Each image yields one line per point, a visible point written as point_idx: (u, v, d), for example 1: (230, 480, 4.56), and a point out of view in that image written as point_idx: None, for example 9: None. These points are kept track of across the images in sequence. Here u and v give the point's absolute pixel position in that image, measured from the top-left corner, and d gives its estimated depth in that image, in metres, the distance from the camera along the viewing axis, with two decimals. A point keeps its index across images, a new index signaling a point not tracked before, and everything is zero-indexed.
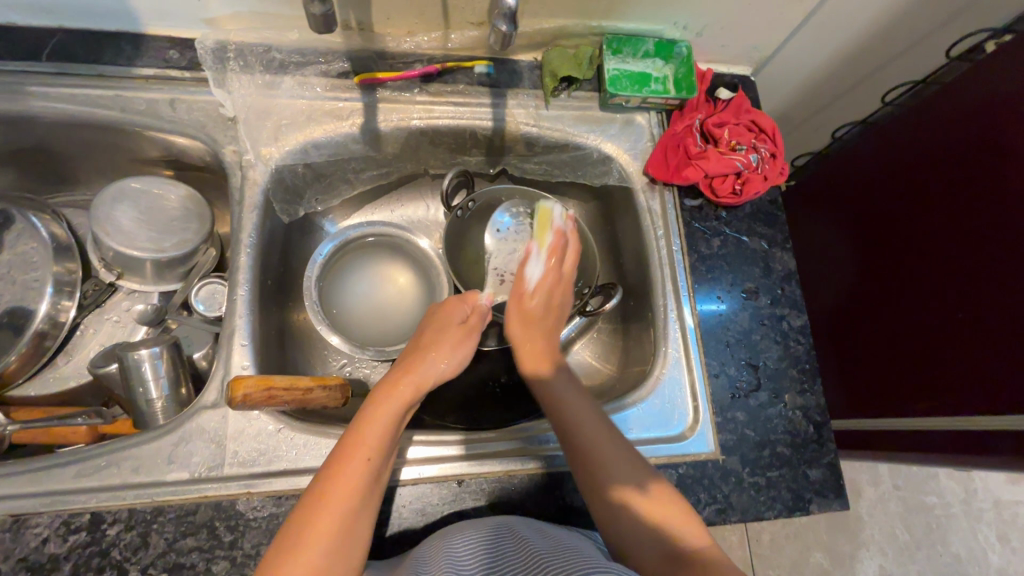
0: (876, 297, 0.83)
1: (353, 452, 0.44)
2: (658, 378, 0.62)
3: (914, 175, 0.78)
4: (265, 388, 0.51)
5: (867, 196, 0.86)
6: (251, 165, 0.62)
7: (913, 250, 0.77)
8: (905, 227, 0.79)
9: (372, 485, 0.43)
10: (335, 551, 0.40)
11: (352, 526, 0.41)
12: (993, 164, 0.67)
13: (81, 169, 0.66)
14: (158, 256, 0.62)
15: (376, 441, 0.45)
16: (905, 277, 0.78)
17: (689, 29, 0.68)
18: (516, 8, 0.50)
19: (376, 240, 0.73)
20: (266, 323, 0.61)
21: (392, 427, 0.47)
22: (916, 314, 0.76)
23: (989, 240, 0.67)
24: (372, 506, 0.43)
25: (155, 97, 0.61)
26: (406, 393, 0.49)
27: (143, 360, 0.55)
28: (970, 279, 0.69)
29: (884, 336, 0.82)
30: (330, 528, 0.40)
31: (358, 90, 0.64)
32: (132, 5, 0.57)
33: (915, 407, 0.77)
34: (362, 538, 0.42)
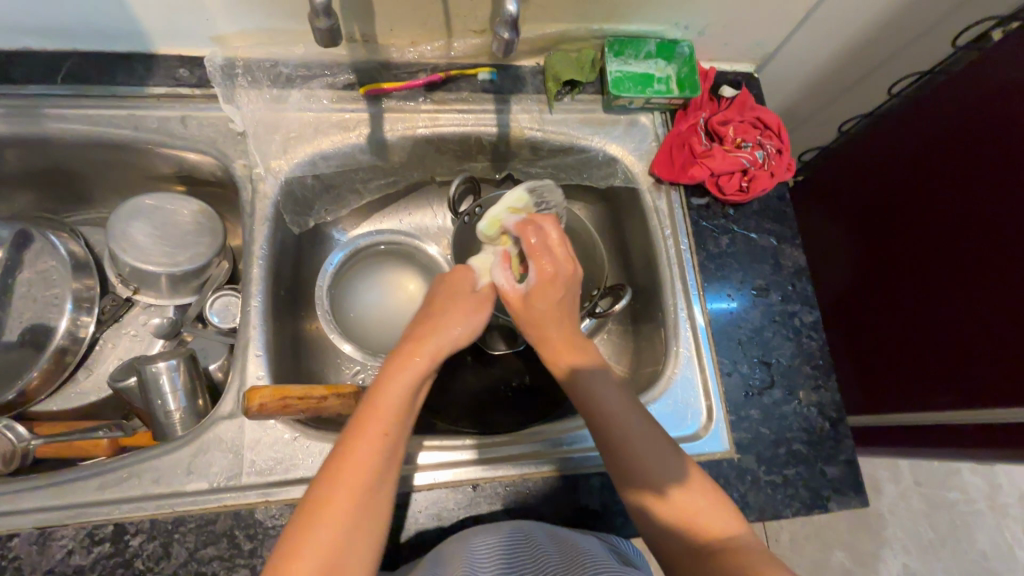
0: (897, 289, 0.81)
1: (368, 429, 0.43)
2: (670, 378, 0.62)
3: (931, 163, 0.76)
4: (280, 397, 0.51)
5: (884, 188, 0.84)
6: (262, 178, 0.63)
7: (919, 241, 0.77)
8: (922, 214, 0.77)
9: (388, 461, 0.42)
10: (354, 528, 0.39)
11: (370, 501, 0.41)
12: (996, 162, 0.67)
13: (97, 186, 0.68)
14: (173, 271, 0.63)
15: (388, 414, 0.44)
16: (922, 266, 0.77)
17: (691, 29, 0.68)
18: (517, 14, 0.49)
19: (386, 247, 0.75)
20: (279, 333, 0.62)
21: (407, 398, 0.45)
22: (926, 306, 0.76)
23: (1003, 230, 0.66)
24: (388, 486, 0.42)
25: (167, 115, 0.62)
26: (419, 366, 0.47)
27: (161, 373, 0.56)
28: (994, 266, 0.68)
29: (905, 329, 0.80)
30: (346, 508, 0.40)
31: (364, 102, 0.65)
32: (144, 26, 0.59)
33: (936, 400, 0.75)
34: (383, 512, 0.42)
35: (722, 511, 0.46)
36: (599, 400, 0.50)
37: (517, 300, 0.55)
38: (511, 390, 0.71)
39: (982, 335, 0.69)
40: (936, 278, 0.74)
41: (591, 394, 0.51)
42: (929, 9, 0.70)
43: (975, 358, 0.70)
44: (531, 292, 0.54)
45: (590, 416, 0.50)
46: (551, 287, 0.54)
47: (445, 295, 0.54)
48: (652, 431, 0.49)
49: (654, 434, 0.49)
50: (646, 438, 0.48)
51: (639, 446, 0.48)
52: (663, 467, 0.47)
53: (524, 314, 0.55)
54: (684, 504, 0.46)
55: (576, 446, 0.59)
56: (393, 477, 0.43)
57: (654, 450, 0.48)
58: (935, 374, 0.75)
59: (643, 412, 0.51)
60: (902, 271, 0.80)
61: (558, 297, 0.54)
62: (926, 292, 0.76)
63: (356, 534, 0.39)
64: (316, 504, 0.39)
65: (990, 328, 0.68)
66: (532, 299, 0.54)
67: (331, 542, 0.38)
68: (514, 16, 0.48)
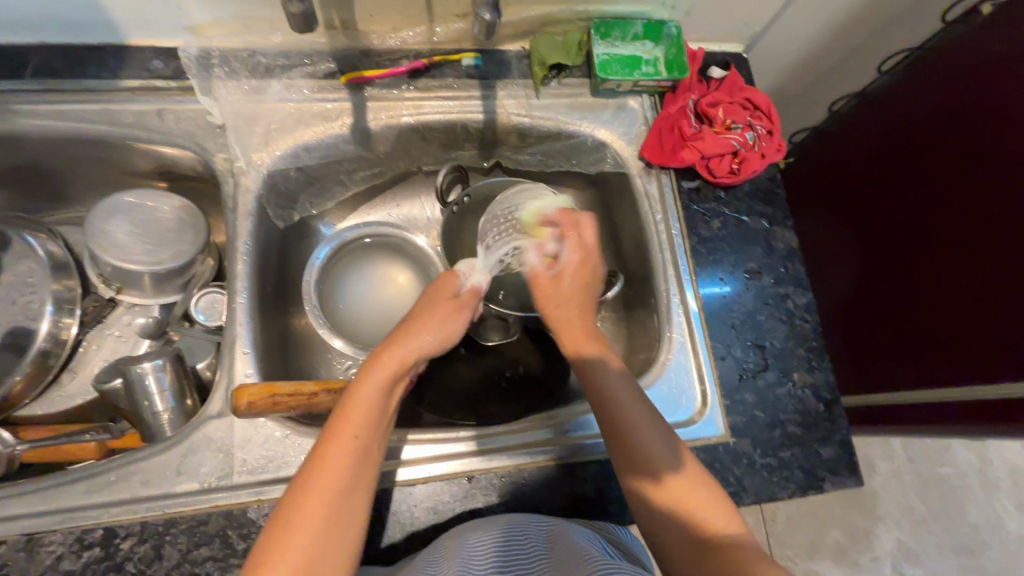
0: (894, 271, 0.80)
1: (340, 434, 0.43)
2: (664, 364, 0.62)
3: (925, 143, 0.75)
4: (269, 394, 0.51)
5: (875, 168, 0.84)
6: (243, 172, 0.61)
7: (915, 218, 0.77)
8: (916, 196, 0.76)
9: (362, 462, 0.42)
10: (331, 531, 0.39)
11: (345, 504, 0.40)
12: (993, 136, 0.66)
13: (73, 184, 0.66)
14: (156, 269, 0.63)
15: (359, 418, 0.44)
16: (917, 248, 0.76)
17: (678, 8, 0.67)
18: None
19: (372, 240, 0.73)
20: (267, 329, 0.61)
21: (381, 400, 0.45)
22: (925, 284, 0.75)
23: (1002, 207, 0.65)
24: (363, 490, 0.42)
25: (142, 108, 0.60)
26: (389, 369, 0.47)
27: (147, 373, 0.55)
28: (991, 243, 0.67)
29: (902, 311, 0.79)
30: (316, 513, 0.39)
31: (346, 91, 0.64)
32: (114, 15, 0.57)
33: (935, 381, 0.75)
34: (358, 517, 0.41)
35: (722, 508, 0.45)
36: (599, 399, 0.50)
37: (546, 284, 0.59)
38: (505, 380, 0.70)
39: (981, 317, 0.68)
40: (933, 260, 0.74)
41: (595, 385, 0.51)
42: None
43: (973, 340, 0.69)
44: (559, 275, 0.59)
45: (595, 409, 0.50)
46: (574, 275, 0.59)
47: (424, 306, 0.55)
48: (647, 421, 0.49)
49: (652, 423, 0.49)
50: (644, 427, 0.48)
51: (638, 432, 0.47)
52: (654, 456, 0.46)
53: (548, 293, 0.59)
54: (683, 492, 0.45)
55: (572, 435, 0.58)
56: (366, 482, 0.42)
57: (656, 442, 0.47)
58: (932, 355, 0.75)
59: (641, 401, 0.50)
60: (898, 251, 0.80)
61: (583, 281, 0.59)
62: (925, 270, 0.75)
63: (328, 541, 0.38)
64: (289, 509, 0.39)
65: (988, 302, 0.68)
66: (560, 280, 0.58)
67: (306, 542, 0.38)
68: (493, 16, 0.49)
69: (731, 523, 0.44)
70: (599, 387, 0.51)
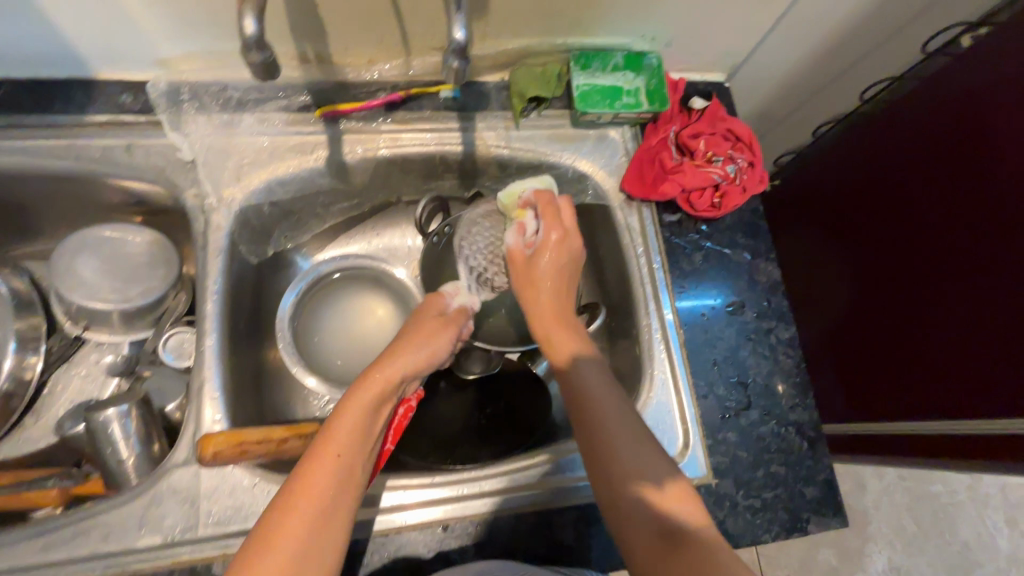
0: (879, 294, 0.79)
1: (325, 449, 0.42)
2: (646, 402, 0.60)
3: (913, 164, 0.74)
4: (235, 443, 0.50)
5: (861, 191, 0.82)
6: (214, 209, 0.59)
7: (900, 241, 0.75)
8: (903, 216, 0.75)
9: (348, 479, 0.41)
10: (312, 546, 0.38)
11: (327, 525, 0.39)
12: (979, 158, 0.65)
13: (38, 218, 0.64)
14: (125, 307, 0.61)
15: (346, 435, 0.43)
16: (901, 260, 0.75)
17: (657, 41, 0.67)
18: (465, 42, 0.43)
19: (342, 274, 0.71)
20: (238, 369, 0.59)
21: (366, 418, 0.45)
22: (913, 310, 0.74)
23: (991, 230, 0.64)
24: (348, 508, 0.41)
25: (111, 143, 0.58)
26: (373, 391, 0.47)
27: (111, 420, 0.53)
28: (979, 266, 0.66)
29: (884, 325, 0.78)
30: (298, 528, 0.38)
31: (321, 124, 0.63)
32: (81, 50, 0.55)
33: (922, 403, 0.73)
34: (340, 536, 0.40)
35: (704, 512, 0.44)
36: (584, 404, 0.48)
37: (521, 262, 0.60)
38: (484, 417, 0.66)
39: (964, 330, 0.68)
40: (920, 283, 0.72)
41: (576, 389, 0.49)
42: None
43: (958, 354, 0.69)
44: (536, 255, 0.59)
45: (575, 415, 0.48)
46: (553, 252, 0.58)
47: (411, 328, 0.57)
48: (614, 409, 0.47)
49: (632, 425, 0.47)
50: (630, 435, 0.46)
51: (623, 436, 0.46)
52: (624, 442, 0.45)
53: (522, 275, 0.59)
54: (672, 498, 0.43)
55: (553, 477, 0.56)
56: (352, 500, 0.41)
57: (639, 454, 0.45)
58: (923, 376, 0.73)
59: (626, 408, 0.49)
60: (883, 275, 0.78)
61: (561, 262, 0.58)
62: (911, 295, 0.74)
63: (309, 558, 0.37)
64: (271, 525, 0.38)
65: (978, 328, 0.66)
66: (535, 259, 0.58)
67: (286, 560, 0.36)
68: (462, 45, 0.43)
69: (697, 507, 0.44)
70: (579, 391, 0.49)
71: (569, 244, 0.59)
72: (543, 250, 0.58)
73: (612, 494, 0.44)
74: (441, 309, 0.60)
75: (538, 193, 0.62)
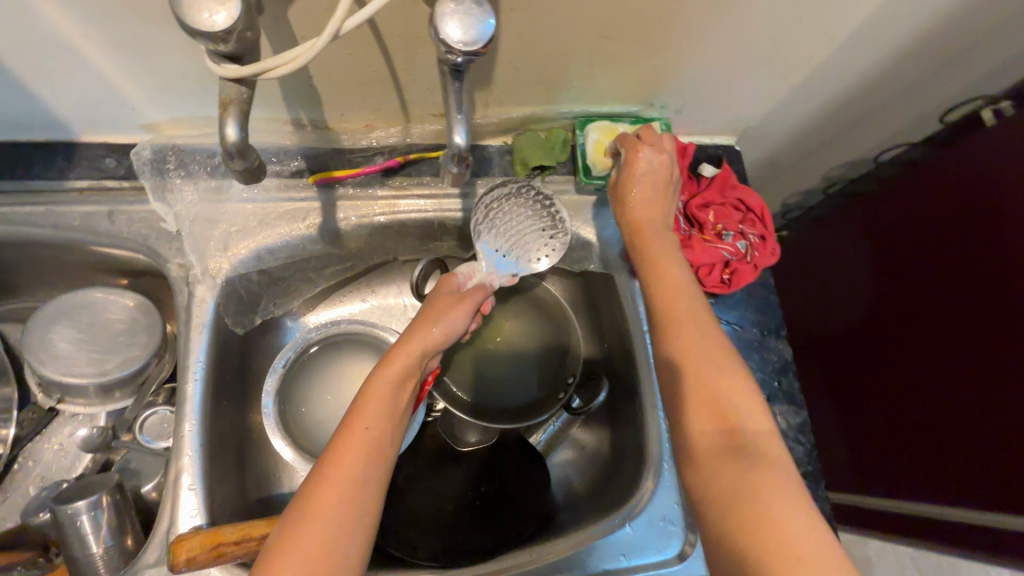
0: (889, 351, 0.81)
1: (353, 428, 0.44)
2: (648, 494, 0.58)
3: (925, 231, 0.76)
4: (211, 546, 0.46)
5: (878, 254, 0.84)
6: (199, 280, 0.56)
7: (911, 299, 0.78)
8: (915, 276, 0.77)
9: (374, 457, 0.43)
10: (344, 520, 0.39)
11: (358, 505, 0.40)
12: (991, 228, 0.67)
13: (13, 281, 0.61)
14: (102, 379, 0.58)
15: (374, 414, 0.45)
16: (909, 327, 0.78)
17: (667, 107, 0.64)
18: (465, 147, 0.43)
19: (319, 347, 0.67)
20: (220, 451, 0.56)
21: (392, 398, 0.46)
22: (922, 373, 0.75)
23: (1001, 302, 0.65)
24: (376, 484, 0.42)
25: (92, 210, 0.56)
26: (397, 368, 0.48)
27: (79, 514, 0.50)
28: (987, 339, 0.67)
29: (890, 378, 0.81)
30: (329, 505, 0.40)
31: (315, 189, 0.60)
32: (62, 116, 0.53)
33: (926, 472, 0.73)
34: (371, 511, 0.41)
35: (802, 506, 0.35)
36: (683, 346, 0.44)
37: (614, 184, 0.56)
38: (479, 497, 0.63)
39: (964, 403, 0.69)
40: (931, 349, 0.74)
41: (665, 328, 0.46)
42: (916, 77, 0.66)
43: (960, 427, 0.69)
44: (629, 173, 0.54)
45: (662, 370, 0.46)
46: (647, 177, 0.54)
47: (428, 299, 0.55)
48: (699, 325, 0.46)
49: (739, 385, 0.42)
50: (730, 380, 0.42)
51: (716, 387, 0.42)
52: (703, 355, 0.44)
53: (614, 195, 0.55)
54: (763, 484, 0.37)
55: None
56: (380, 479, 0.43)
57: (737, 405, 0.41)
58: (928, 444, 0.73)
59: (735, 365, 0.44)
60: (895, 334, 0.80)
61: (662, 191, 0.54)
62: (920, 358, 0.75)
63: (340, 533, 0.39)
64: (304, 502, 0.40)
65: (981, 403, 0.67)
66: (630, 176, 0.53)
67: (319, 536, 0.38)
68: (464, 150, 0.42)
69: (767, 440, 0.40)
70: (670, 333, 0.46)
71: (667, 171, 0.54)
72: (633, 151, 0.54)
73: (675, 388, 0.44)
74: (454, 288, 0.56)
75: (626, 135, 0.57)
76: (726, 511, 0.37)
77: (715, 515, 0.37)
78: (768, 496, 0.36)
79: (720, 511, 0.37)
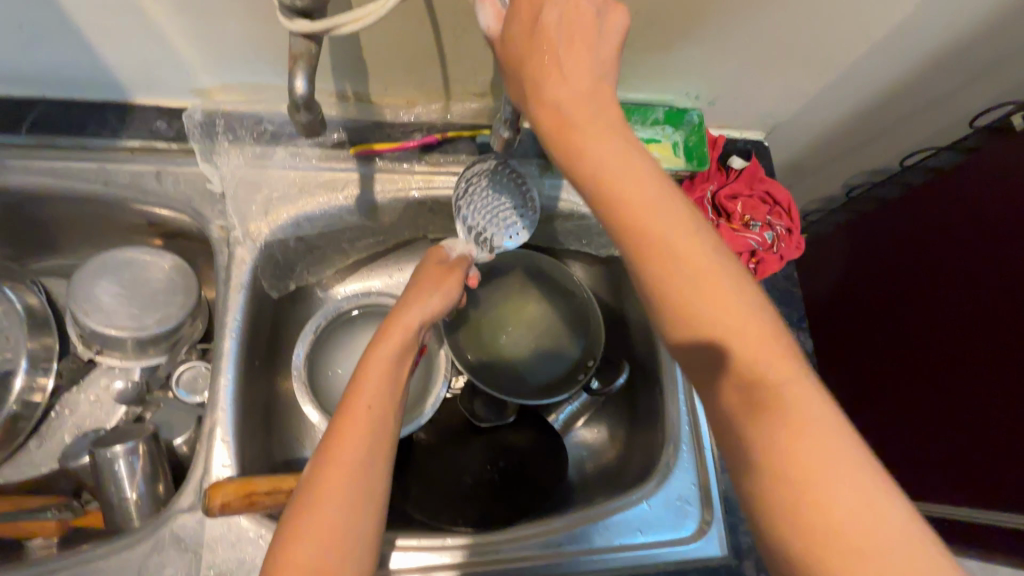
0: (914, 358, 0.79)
1: (353, 407, 0.42)
2: (667, 473, 0.59)
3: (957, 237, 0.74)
4: (244, 493, 0.48)
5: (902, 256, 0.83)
6: (240, 242, 0.58)
7: (942, 305, 0.75)
8: (943, 281, 0.75)
9: (378, 434, 0.41)
10: (354, 501, 0.38)
11: (368, 479, 0.39)
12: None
13: (58, 236, 0.63)
14: (139, 334, 0.60)
15: (373, 392, 0.43)
16: (928, 334, 0.77)
17: (701, 98, 0.66)
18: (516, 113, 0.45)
19: (360, 312, 0.68)
20: (252, 409, 0.58)
21: (389, 374, 0.45)
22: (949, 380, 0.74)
23: None
24: (383, 460, 0.41)
25: (141, 169, 0.58)
26: (396, 342, 0.46)
27: (118, 458, 0.52)
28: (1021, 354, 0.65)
29: (913, 383, 0.79)
30: (337, 487, 0.38)
31: (354, 161, 0.61)
32: (118, 75, 0.55)
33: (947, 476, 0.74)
34: (381, 487, 0.40)
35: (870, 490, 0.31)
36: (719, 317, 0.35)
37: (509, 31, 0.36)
38: (497, 472, 0.64)
39: (994, 412, 0.68)
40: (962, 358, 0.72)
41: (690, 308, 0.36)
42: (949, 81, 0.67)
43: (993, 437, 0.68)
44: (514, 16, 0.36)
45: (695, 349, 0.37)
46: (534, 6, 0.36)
47: (418, 274, 0.53)
48: (730, 285, 0.36)
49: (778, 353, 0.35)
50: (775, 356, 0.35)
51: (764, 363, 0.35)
52: (729, 321, 0.35)
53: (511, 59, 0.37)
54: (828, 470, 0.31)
55: (568, 548, 0.55)
56: (387, 455, 0.42)
57: (788, 382, 0.34)
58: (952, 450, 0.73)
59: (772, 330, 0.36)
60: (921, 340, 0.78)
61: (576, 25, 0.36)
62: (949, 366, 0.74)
63: (352, 513, 0.38)
64: (310, 487, 0.39)
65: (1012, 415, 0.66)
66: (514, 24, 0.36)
67: (330, 519, 0.37)
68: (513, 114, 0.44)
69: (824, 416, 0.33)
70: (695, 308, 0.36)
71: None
72: None
73: (721, 375, 0.36)
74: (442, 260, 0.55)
75: None
76: (763, 473, 0.33)
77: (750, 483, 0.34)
78: (839, 480, 0.31)
79: (758, 477, 0.33)
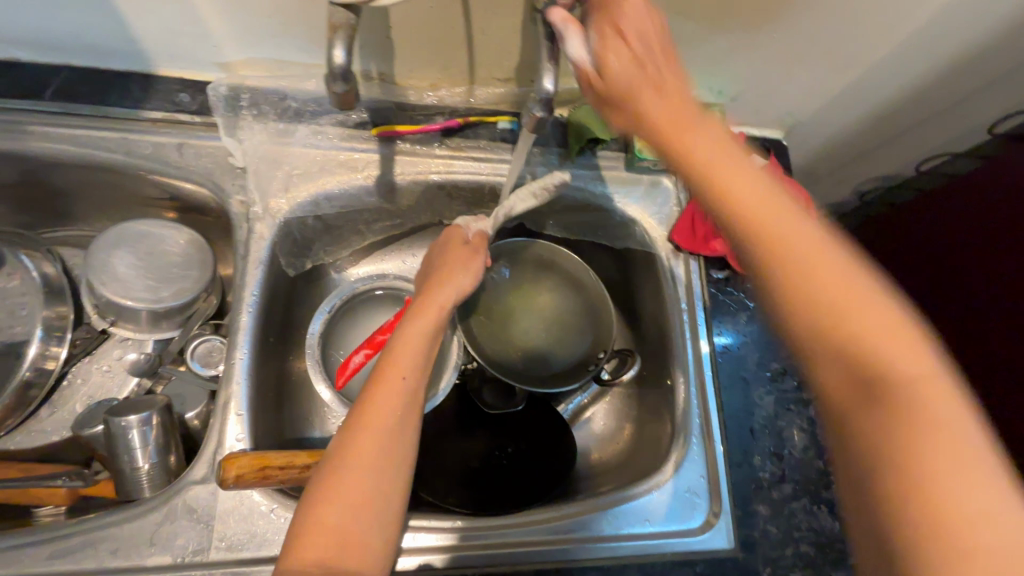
0: None
1: (388, 375, 0.43)
2: (675, 465, 0.59)
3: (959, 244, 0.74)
4: (259, 467, 0.48)
5: None
6: (259, 217, 0.58)
7: None
8: None
9: (409, 403, 0.43)
10: (384, 464, 0.40)
11: (397, 444, 0.41)
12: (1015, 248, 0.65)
13: (75, 205, 0.62)
14: (154, 307, 0.60)
15: (407, 362, 0.44)
16: None
17: (723, 94, 0.66)
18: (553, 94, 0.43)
19: (384, 292, 0.69)
20: (265, 385, 0.58)
21: (423, 347, 0.46)
22: None
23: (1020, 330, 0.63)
24: (412, 428, 0.43)
25: (163, 140, 0.58)
26: (430, 314, 0.48)
27: (132, 427, 0.52)
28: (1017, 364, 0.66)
29: None
30: (369, 451, 0.40)
31: (376, 142, 0.62)
32: (143, 45, 0.55)
33: None
34: (408, 454, 0.42)
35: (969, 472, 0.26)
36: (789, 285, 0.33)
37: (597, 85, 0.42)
38: (506, 458, 0.64)
39: None
40: None
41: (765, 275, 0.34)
42: None
43: None
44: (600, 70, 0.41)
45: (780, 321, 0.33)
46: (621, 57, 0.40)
47: (444, 253, 0.55)
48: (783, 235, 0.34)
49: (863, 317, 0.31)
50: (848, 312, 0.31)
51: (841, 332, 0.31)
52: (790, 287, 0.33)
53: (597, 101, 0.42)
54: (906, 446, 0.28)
55: (575, 534, 0.55)
56: (415, 424, 0.43)
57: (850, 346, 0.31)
58: None
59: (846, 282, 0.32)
60: None
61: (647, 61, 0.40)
62: None
63: (381, 477, 0.40)
64: (343, 449, 0.40)
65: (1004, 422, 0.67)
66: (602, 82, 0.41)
67: (360, 481, 0.39)
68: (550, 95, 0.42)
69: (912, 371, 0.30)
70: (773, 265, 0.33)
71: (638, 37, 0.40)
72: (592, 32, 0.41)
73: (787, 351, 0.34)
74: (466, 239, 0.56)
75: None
76: (855, 466, 0.30)
77: (849, 482, 0.31)
78: (923, 453, 0.27)
79: (856, 480, 0.30)
